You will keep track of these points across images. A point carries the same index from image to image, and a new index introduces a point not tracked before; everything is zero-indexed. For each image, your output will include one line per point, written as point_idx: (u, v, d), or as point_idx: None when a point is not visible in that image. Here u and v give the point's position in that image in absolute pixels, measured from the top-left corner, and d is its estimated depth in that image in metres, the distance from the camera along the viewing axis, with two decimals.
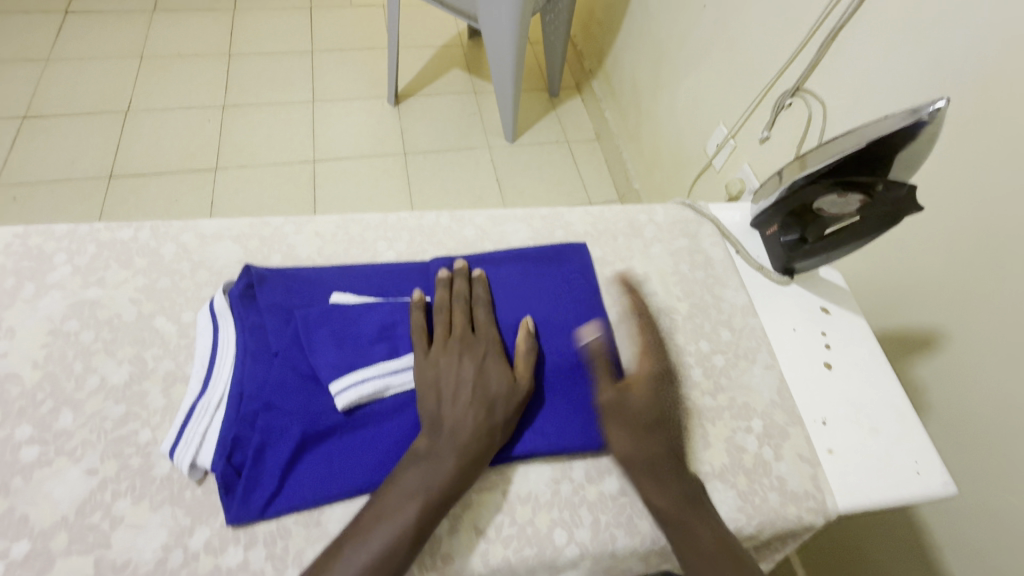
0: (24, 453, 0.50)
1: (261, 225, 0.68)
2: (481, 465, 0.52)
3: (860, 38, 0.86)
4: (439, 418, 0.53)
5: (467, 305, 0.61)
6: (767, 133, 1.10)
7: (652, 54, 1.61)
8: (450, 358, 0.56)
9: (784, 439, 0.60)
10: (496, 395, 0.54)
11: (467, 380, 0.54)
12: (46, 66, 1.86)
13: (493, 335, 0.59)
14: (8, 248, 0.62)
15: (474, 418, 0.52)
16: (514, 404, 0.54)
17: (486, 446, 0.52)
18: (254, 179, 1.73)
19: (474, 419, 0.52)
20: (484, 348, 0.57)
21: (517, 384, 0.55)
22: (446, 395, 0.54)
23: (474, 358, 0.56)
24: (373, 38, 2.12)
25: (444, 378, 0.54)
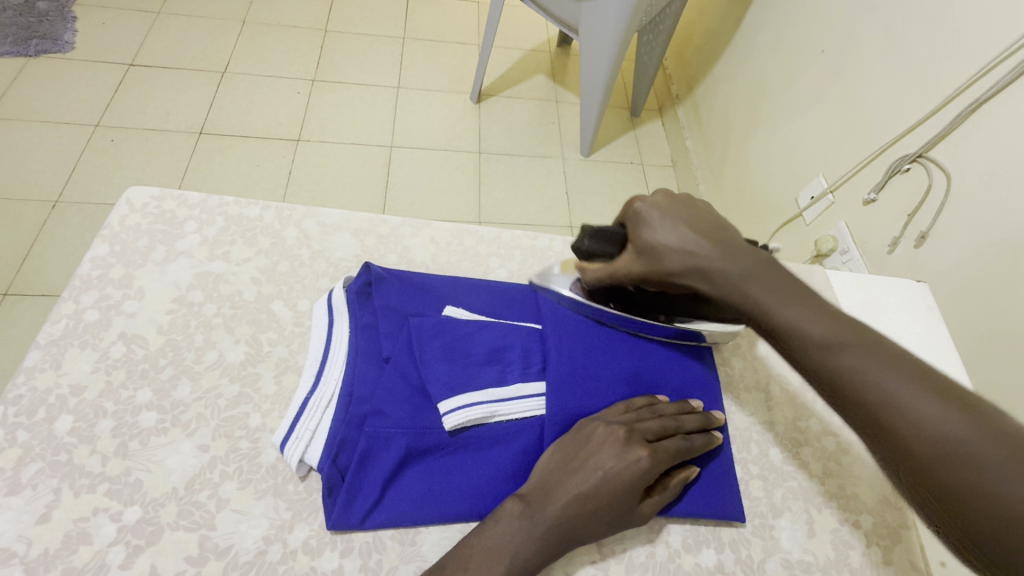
0: (143, 418, 0.51)
1: (380, 222, 0.68)
2: (600, 519, 0.48)
3: (1010, 117, 0.81)
4: (556, 466, 0.50)
5: (651, 399, 0.56)
6: (874, 196, 1.03)
7: (751, 90, 1.55)
8: (606, 428, 0.51)
9: (894, 542, 0.56)
10: (617, 471, 0.49)
11: (603, 450, 0.49)
12: (156, 18, 1.93)
13: (658, 425, 0.52)
14: (144, 209, 0.64)
15: (588, 482, 0.48)
16: (627, 488, 0.49)
17: (607, 500, 0.48)
18: (332, 156, 1.75)
19: (585, 478, 0.48)
20: (646, 430, 0.52)
21: (640, 473, 0.49)
22: (580, 453, 0.50)
23: (631, 432, 0.51)
24: (463, 33, 2.12)
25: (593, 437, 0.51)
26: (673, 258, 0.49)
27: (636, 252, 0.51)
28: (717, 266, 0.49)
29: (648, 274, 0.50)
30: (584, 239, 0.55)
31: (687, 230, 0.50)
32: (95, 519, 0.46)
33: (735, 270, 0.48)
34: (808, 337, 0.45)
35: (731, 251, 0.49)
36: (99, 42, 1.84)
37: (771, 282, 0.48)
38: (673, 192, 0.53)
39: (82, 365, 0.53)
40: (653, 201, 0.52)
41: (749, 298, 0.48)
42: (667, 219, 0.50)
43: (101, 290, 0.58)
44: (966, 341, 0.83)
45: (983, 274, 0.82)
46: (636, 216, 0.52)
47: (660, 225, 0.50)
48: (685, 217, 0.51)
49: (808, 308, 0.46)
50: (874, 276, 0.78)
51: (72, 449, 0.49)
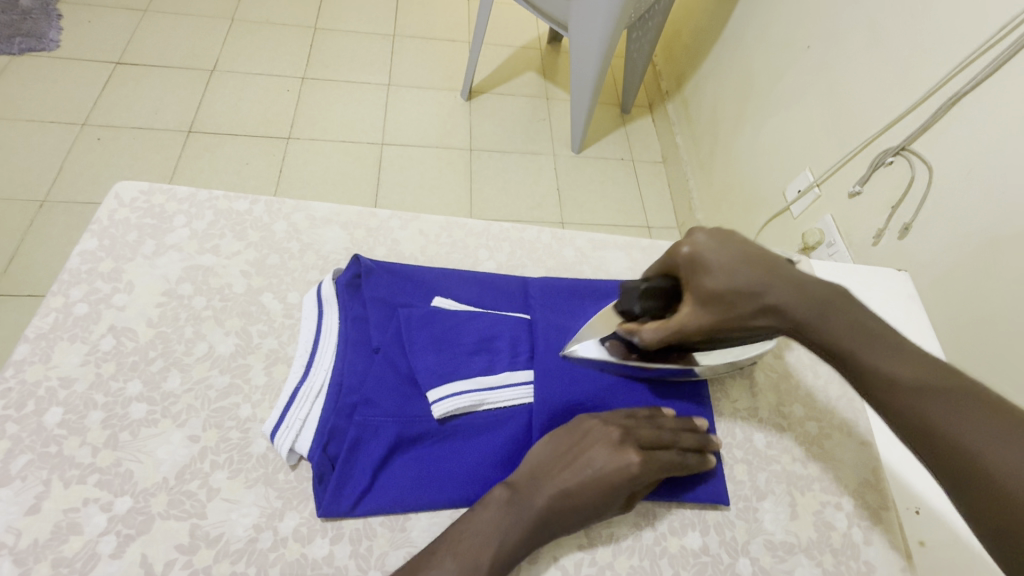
0: (133, 409, 0.52)
1: (369, 215, 0.69)
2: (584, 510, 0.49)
3: (989, 110, 0.83)
4: (548, 460, 0.51)
5: (655, 409, 0.57)
6: (859, 189, 1.05)
7: (738, 86, 1.57)
8: (602, 427, 0.52)
9: (874, 522, 0.57)
10: (604, 470, 0.49)
11: (595, 448, 0.50)
12: (143, 16, 1.92)
13: (653, 433, 0.53)
14: (132, 203, 0.64)
15: (574, 476, 0.49)
16: (611, 487, 0.49)
17: (591, 495, 0.49)
18: (322, 153, 1.75)
19: (573, 473, 0.49)
20: (640, 434, 0.52)
21: (626, 475, 0.50)
22: (573, 448, 0.51)
23: (625, 433, 0.52)
24: (453, 31, 2.12)
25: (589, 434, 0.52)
26: (745, 301, 0.51)
27: (700, 300, 0.52)
28: (783, 299, 0.51)
29: (717, 322, 0.52)
30: (635, 302, 0.53)
31: (750, 272, 0.51)
32: (85, 509, 0.47)
33: (810, 307, 0.50)
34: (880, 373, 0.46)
35: (803, 291, 0.51)
36: (86, 40, 1.82)
37: (855, 324, 0.49)
38: (718, 227, 0.54)
39: (71, 358, 0.53)
40: (701, 240, 0.53)
41: (827, 336, 0.50)
42: (727, 264, 0.52)
43: (89, 284, 0.58)
44: (947, 329, 0.85)
45: (963, 264, 0.84)
46: (692, 259, 0.53)
47: (717, 267, 0.52)
48: (743, 252, 0.53)
49: (886, 350, 0.47)
50: (856, 266, 0.80)
51: (63, 441, 0.49)
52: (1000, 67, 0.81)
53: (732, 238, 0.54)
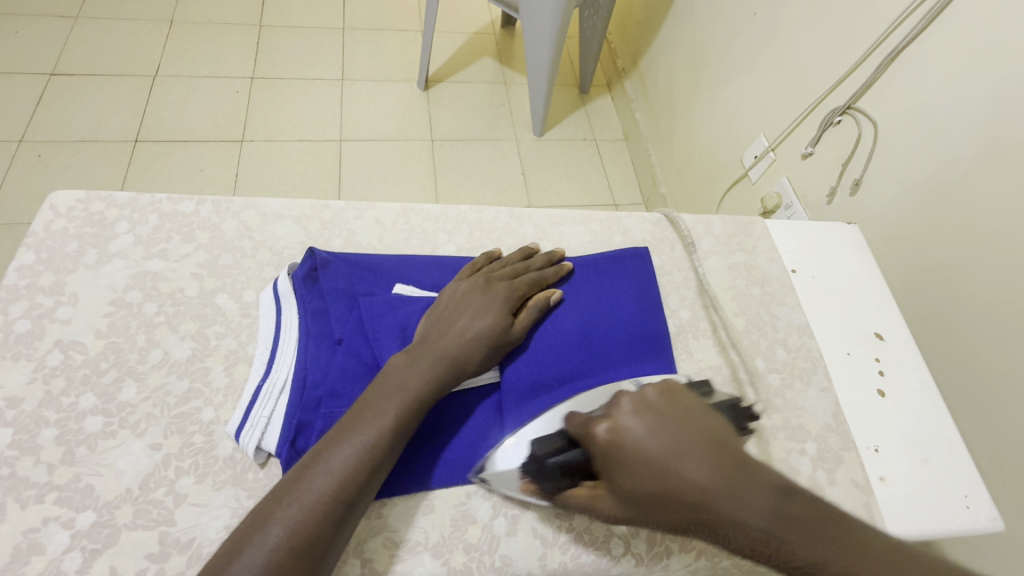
0: (88, 423, 0.50)
1: (322, 207, 0.67)
2: None
3: (924, 64, 0.86)
4: (440, 336, 0.53)
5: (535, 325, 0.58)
6: (811, 150, 1.07)
7: (692, 58, 1.58)
8: (491, 312, 0.56)
9: (837, 463, 0.60)
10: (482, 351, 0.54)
11: (478, 328, 0.54)
12: (75, 23, 1.82)
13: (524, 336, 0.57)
14: (70, 213, 0.61)
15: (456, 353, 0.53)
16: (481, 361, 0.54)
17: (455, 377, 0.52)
18: (279, 154, 1.71)
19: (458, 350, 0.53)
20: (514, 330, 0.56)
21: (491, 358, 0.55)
22: (462, 325, 0.54)
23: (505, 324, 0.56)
24: (405, 20, 2.08)
25: (414, 363, 0.51)
26: (670, 511, 0.42)
27: (617, 497, 0.45)
28: (717, 506, 0.41)
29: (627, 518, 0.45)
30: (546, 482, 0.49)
31: (694, 464, 0.42)
32: (45, 528, 0.45)
33: (770, 520, 0.40)
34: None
35: (742, 494, 0.41)
36: (14, 52, 1.72)
37: (822, 540, 0.39)
38: (659, 399, 0.46)
39: (17, 376, 0.51)
40: (625, 418, 0.46)
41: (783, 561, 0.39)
42: (650, 456, 0.43)
43: (30, 299, 0.55)
44: (897, 277, 0.89)
45: (910, 214, 0.87)
46: (612, 445, 0.45)
47: (637, 468, 0.43)
48: (676, 431, 0.44)
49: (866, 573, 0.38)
50: (809, 223, 0.82)
51: (15, 462, 0.47)
52: (932, 21, 0.84)
53: (676, 404, 0.46)
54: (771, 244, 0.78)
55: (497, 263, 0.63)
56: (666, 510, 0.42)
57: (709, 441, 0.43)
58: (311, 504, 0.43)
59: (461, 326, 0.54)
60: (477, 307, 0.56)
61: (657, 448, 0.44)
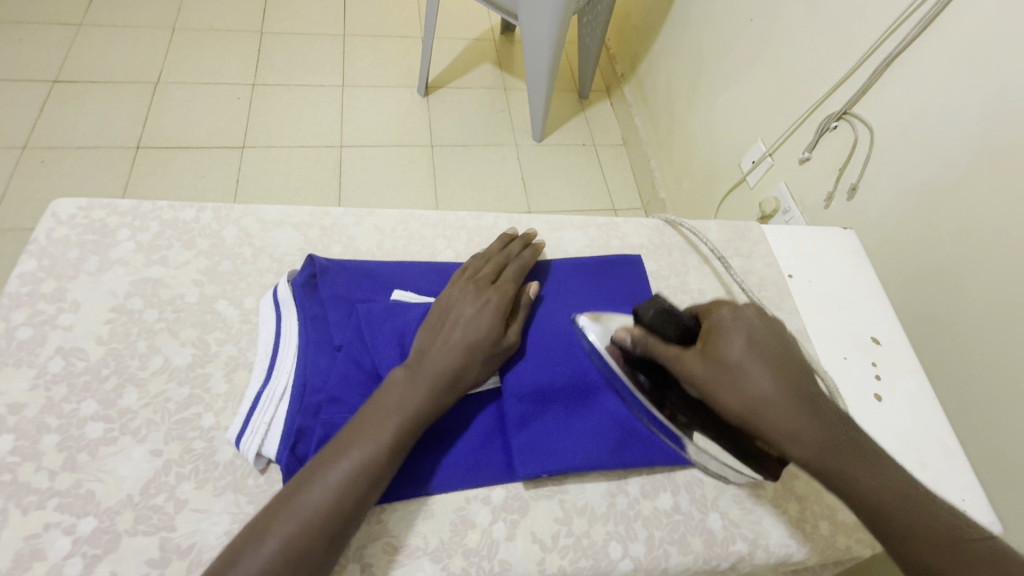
0: (89, 429, 0.50)
1: (322, 214, 0.68)
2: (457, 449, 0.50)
3: (919, 69, 0.86)
4: (436, 351, 0.53)
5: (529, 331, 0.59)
6: (808, 154, 1.08)
7: (690, 63, 1.59)
8: (488, 322, 0.56)
9: None
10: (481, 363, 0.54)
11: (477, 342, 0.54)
12: (77, 31, 1.84)
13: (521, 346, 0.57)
14: (71, 220, 0.62)
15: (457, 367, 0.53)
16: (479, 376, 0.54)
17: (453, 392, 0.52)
18: (280, 160, 1.71)
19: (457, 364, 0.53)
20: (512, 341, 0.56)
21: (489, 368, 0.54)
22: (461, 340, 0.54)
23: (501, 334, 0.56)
24: (405, 27, 2.10)
25: (415, 379, 0.51)
26: (754, 390, 0.45)
27: (706, 359, 0.47)
28: (851, 472, 0.44)
29: (707, 386, 0.46)
30: (648, 312, 0.50)
31: (787, 365, 0.47)
32: (47, 534, 0.45)
33: (895, 499, 0.43)
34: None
35: (878, 472, 0.44)
36: (17, 60, 1.74)
37: (860, 450, 0.45)
38: (766, 310, 0.50)
39: (19, 383, 0.52)
40: (747, 311, 0.50)
41: (901, 545, 0.43)
42: (756, 339, 0.47)
43: (32, 306, 0.56)
44: (895, 280, 0.90)
45: (907, 217, 0.88)
46: (725, 322, 0.49)
47: (738, 345, 0.47)
48: (780, 338, 0.49)
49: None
50: (805, 228, 0.82)
51: (17, 468, 0.48)
52: (926, 28, 0.85)
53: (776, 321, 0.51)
54: (767, 249, 0.79)
55: (482, 260, 0.63)
56: (749, 395, 0.45)
57: (848, 419, 0.47)
58: (306, 518, 0.43)
59: (450, 337, 0.54)
60: (473, 319, 0.56)
61: (768, 341, 0.48)
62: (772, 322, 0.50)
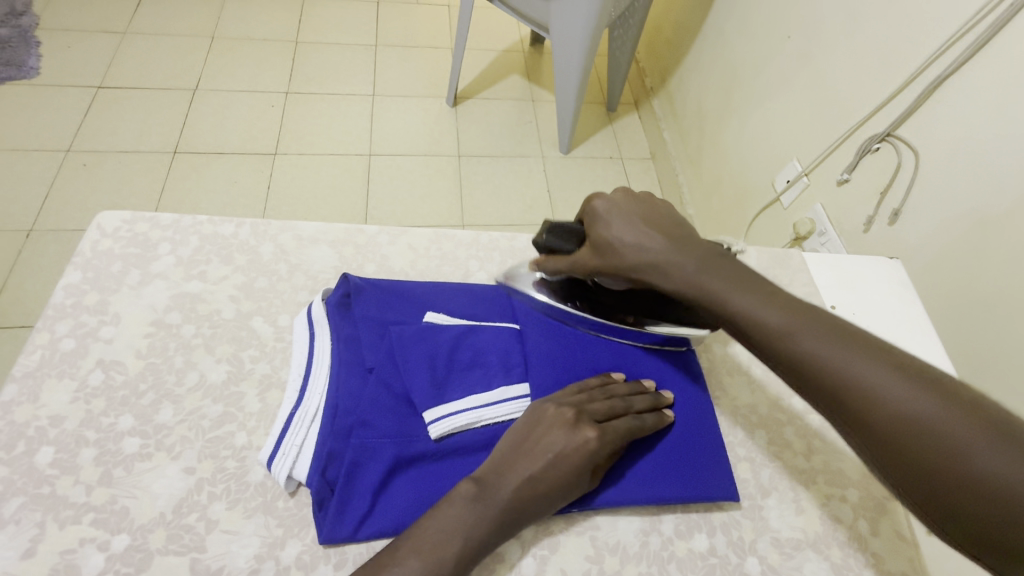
0: (125, 444, 0.51)
1: (357, 232, 0.68)
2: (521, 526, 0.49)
3: (969, 93, 0.83)
4: (505, 453, 0.50)
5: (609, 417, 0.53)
6: (847, 176, 1.05)
7: (722, 79, 1.56)
8: (557, 418, 0.51)
9: (881, 513, 0.57)
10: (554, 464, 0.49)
11: (548, 444, 0.50)
12: (122, 39, 1.90)
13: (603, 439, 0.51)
14: (116, 233, 0.63)
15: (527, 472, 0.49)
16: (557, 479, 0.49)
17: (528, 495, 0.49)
18: (310, 167, 1.74)
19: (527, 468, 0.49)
20: (589, 434, 0.51)
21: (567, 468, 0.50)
22: (530, 436, 0.51)
23: (573, 428, 0.51)
24: (435, 37, 2.12)
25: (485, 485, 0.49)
26: (630, 254, 0.52)
27: (592, 247, 0.55)
28: (735, 300, 0.48)
29: (603, 266, 0.54)
30: (543, 234, 0.59)
31: (650, 224, 0.53)
32: (82, 550, 0.46)
33: (775, 316, 0.46)
34: (887, 400, 0.41)
35: (767, 298, 0.47)
36: (66, 67, 1.81)
37: (730, 277, 0.50)
38: (632, 189, 0.56)
39: (60, 395, 0.52)
40: (617, 197, 0.56)
41: (797, 354, 0.44)
42: (625, 211, 0.54)
43: (75, 318, 0.57)
44: (941, 312, 0.85)
45: (954, 247, 0.84)
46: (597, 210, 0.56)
47: (615, 221, 0.53)
48: (647, 208, 0.55)
49: (877, 360, 0.42)
50: (847, 257, 0.79)
51: (55, 481, 0.48)
52: (978, 51, 0.81)
53: (648, 198, 0.56)
54: (808, 277, 0.76)
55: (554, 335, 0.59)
56: (621, 248, 0.53)
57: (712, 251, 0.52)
58: None
59: (529, 474, 0.49)
60: (541, 417, 0.52)
61: (635, 208, 0.54)
62: (631, 193, 0.56)
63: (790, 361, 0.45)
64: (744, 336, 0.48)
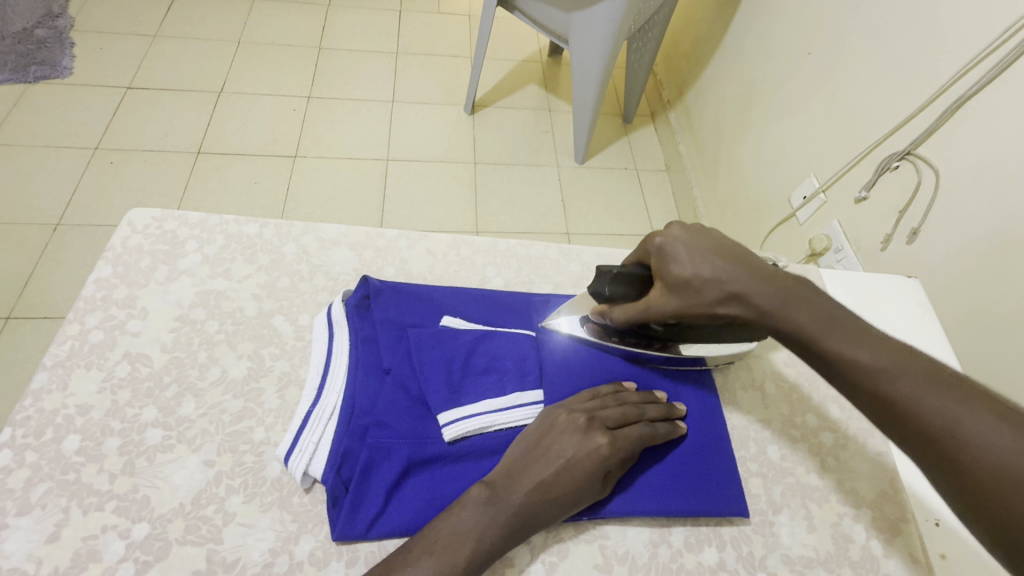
0: (148, 435, 0.52)
1: (377, 235, 0.69)
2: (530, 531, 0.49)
3: (992, 114, 0.82)
4: (517, 458, 0.51)
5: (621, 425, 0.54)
6: (865, 194, 1.04)
7: (741, 93, 1.57)
8: (569, 424, 0.52)
9: (894, 534, 0.57)
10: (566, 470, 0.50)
11: (558, 449, 0.51)
12: (152, 42, 1.96)
13: (613, 446, 0.51)
14: (146, 230, 0.65)
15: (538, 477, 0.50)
16: (568, 485, 0.50)
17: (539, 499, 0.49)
18: (328, 170, 1.77)
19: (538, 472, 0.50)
20: (600, 441, 0.51)
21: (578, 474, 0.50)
22: (543, 442, 0.52)
23: (584, 434, 0.51)
24: (455, 46, 2.15)
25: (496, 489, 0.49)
26: (710, 290, 0.50)
27: (667, 288, 0.52)
28: (820, 336, 0.47)
29: (685, 308, 0.52)
30: (604, 285, 0.56)
31: (724, 258, 0.51)
32: (104, 536, 0.47)
33: (867, 355, 0.45)
34: (990, 451, 0.38)
35: (854, 334, 0.46)
36: (97, 67, 1.86)
37: (818, 313, 0.49)
38: (693, 221, 0.53)
39: (88, 385, 0.54)
40: (678, 233, 0.53)
41: (890, 394, 0.43)
42: (694, 247, 0.51)
43: (105, 310, 0.59)
44: (959, 334, 0.84)
45: (974, 268, 0.83)
46: (661, 252, 0.53)
47: (688, 260, 0.51)
48: (715, 239, 0.52)
49: (953, 394, 0.41)
50: (863, 275, 0.79)
51: (81, 468, 0.50)
52: (1003, 71, 0.81)
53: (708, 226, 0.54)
54: None
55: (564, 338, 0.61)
56: (701, 288, 0.50)
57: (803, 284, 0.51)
58: None
59: (542, 478, 0.49)
60: (553, 424, 0.52)
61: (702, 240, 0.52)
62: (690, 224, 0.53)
63: (881, 404, 0.44)
64: (837, 376, 0.46)
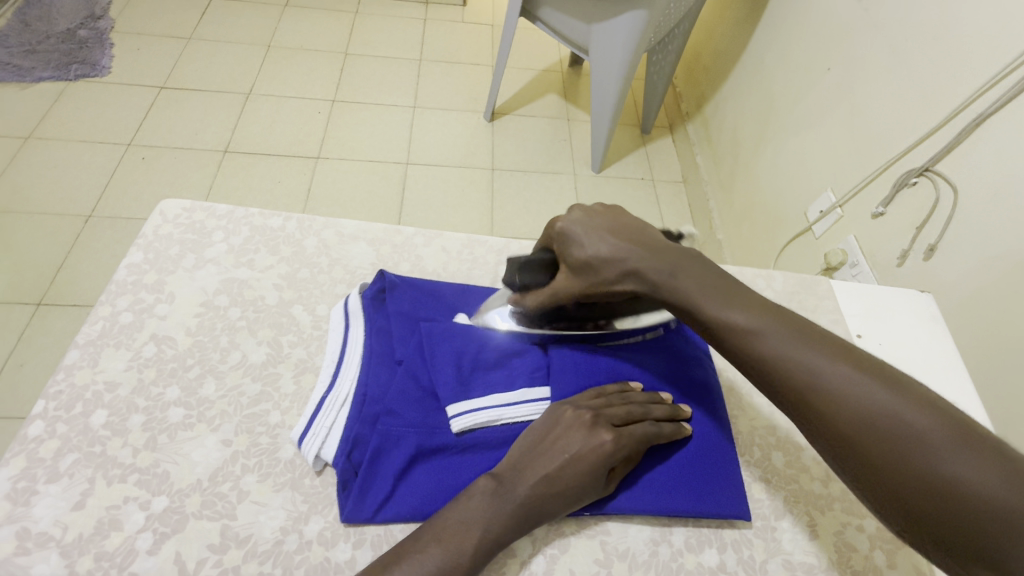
0: (171, 413, 0.55)
1: (394, 232, 0.72)
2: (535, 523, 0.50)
3: (1012, 132, 0.82)
4: (523, 452, 0.52)
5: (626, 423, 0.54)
6: (882, 210, 1.04)
7: (759, 106, 1.57)
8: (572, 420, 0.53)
9: (898, 546, 0.56)
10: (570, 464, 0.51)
11: (563, 444, 0.52)
12: (187, 44, 2.03)
13: (618, 442, 0.52)
14: (176, 219, 0.68)
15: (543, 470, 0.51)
16: (574, 479, 0.51)
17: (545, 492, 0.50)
18: (349, 172, 1.81)
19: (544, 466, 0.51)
20: (606, 437, 0.52)
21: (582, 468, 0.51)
22: (549, 436, 0.53)
23: (588, 430, 0.52)
24: (477, 55, 2.19)
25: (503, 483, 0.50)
26: (610, 267, 0.54)
27: (571, 271, 0.56)
28: (710, 306, 0.50)
29: (586, 288, 0.56)
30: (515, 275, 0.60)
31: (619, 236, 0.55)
32: (125, 507, 0.49)
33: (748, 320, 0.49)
34: (854, 400, 0.42)
35: (740, 302, 0.50)
36: (134, 67, 1.94)
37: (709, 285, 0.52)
38: (590, 205, 0.59)
39: (116, 363, 0.57)
40: (576, 216, 0.58)
41: (776, 360, 0.46)
42: (590, 227, 0.56)
43: (135, 294, 0.62)
44: (975, 352, 0.83)
45: (991, 286, 0.82)
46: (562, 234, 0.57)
47: (586, 239, 0.56)
48: (613, 220, 0.57)
49: (829, 356, 0.45)
50: (876, 288, 0.79)
51: (106, 442, 0.52)
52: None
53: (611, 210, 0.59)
54: (834, 305, 0.76)
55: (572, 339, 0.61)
56: (601, 263, 0.54)
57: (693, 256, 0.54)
58: None
59: (547, 471, 0.51)
60: (558, 419, 0.53)
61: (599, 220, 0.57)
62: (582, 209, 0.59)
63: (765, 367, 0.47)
64: (729, 347, 0.49)
